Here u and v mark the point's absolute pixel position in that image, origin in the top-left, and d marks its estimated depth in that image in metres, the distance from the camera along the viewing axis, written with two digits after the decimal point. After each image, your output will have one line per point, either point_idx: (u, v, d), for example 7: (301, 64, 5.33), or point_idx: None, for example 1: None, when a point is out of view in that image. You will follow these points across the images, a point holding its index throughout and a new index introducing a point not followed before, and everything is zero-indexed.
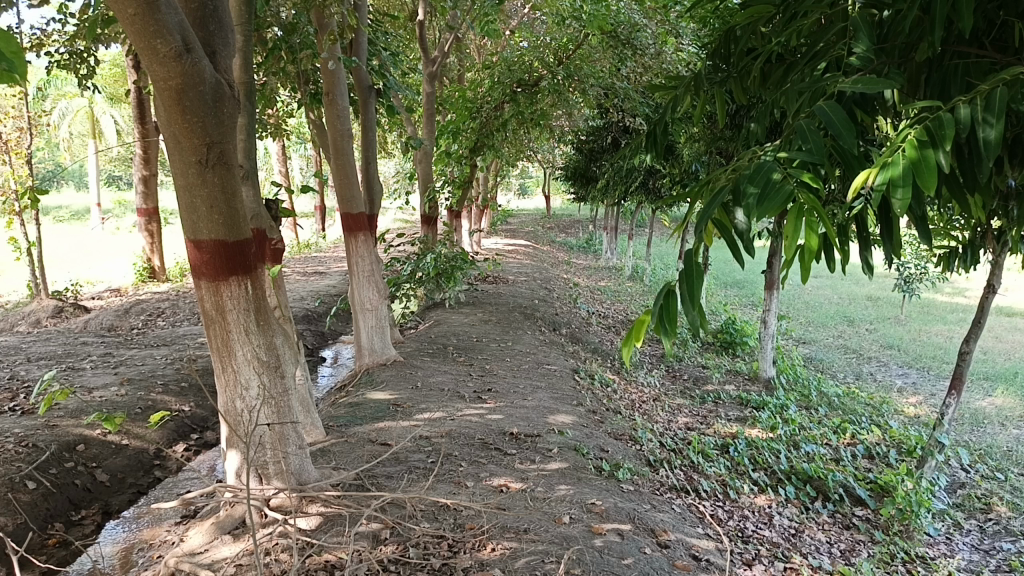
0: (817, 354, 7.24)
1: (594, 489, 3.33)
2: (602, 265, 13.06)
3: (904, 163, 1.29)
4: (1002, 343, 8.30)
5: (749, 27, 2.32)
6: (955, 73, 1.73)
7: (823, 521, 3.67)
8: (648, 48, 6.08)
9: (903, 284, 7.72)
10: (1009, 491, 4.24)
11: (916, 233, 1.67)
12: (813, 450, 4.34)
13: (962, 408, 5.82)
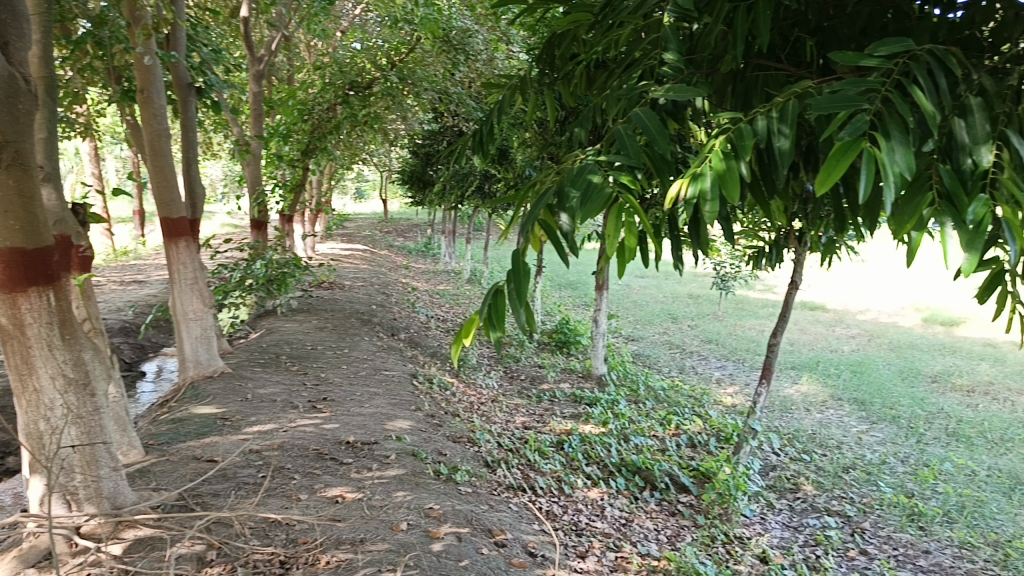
0: (644, 350, 7.58)
1: (432, 493, 3.32)
2: (440, 269, 13.09)
3: (712, 173, 1.36)
4: (806, 335, 9.04)
5: (570, 35, 2.38)
6: (756, 84, 1.85)
7: (651, 510, 3.85)
8: (480, 54, 6.29)
9: (721, 281, 8.23)
10: (814, 471, 4.63)
11: (725, 234, 1.77)
12: (641, 442, 4.54)
13: (773, 395, 6.28)
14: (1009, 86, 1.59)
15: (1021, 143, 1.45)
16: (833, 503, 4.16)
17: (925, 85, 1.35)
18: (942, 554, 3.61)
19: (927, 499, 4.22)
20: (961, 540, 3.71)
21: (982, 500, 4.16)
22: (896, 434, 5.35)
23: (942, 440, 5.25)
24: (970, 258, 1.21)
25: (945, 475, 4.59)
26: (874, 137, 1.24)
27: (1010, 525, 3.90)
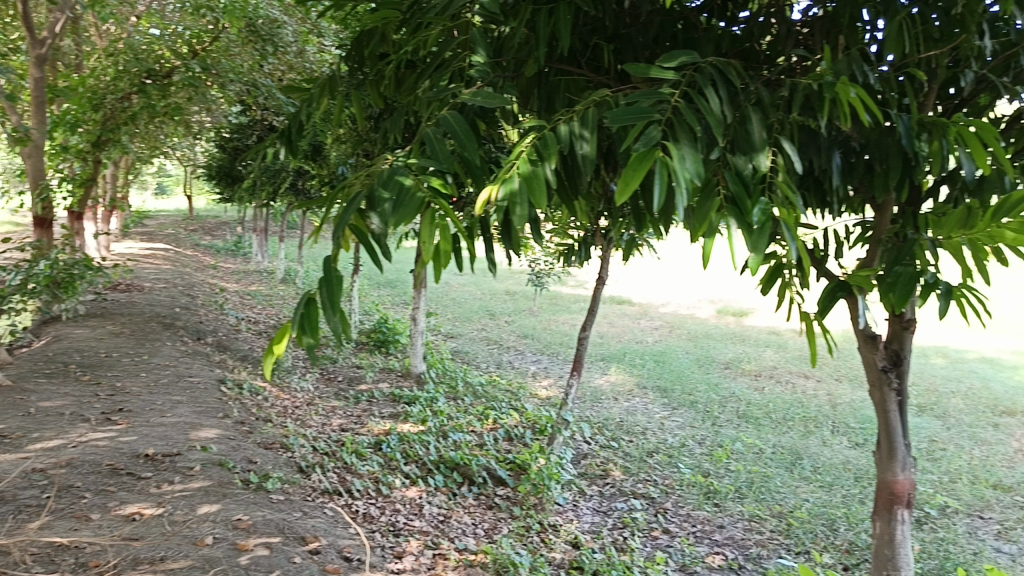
0: (462, 347, 7.64)
1: (241, 504, 3.18)
2: (251, 269, 12.56)
3: (519, 177, 1.38)
4: (615, 328, 9.49)
5: (378, 33, 2.31)
6: (558, 88, 1.92)
7: (469, 505, 3.89)
8: (289, 45, 6.22)
9: (535, 278, 8.46)
10: (621, 457, 4.86)
11: (534, 233, 1.81)
12: (459, 438, 4.57)
13: (584, 386, 6.54)
14: (783, 96, 1.74)
15: (792, 149, 1.59)
16: (639, 486, 4.39)
17: (709, 95, 1.45)
18: (734, 528, 3.91)
19: (721, 476, 4.55)
20: (751, 513, 4.03)
21: (767, 475, 4.55)
22: (694, 419, 5.74)
23: (734, 422, 5.68)
24: (761, 246, 1.32)
25: (737, 454, 4.98)
26: (666, 146, 1.31)
27: (791, 496, 4.28)
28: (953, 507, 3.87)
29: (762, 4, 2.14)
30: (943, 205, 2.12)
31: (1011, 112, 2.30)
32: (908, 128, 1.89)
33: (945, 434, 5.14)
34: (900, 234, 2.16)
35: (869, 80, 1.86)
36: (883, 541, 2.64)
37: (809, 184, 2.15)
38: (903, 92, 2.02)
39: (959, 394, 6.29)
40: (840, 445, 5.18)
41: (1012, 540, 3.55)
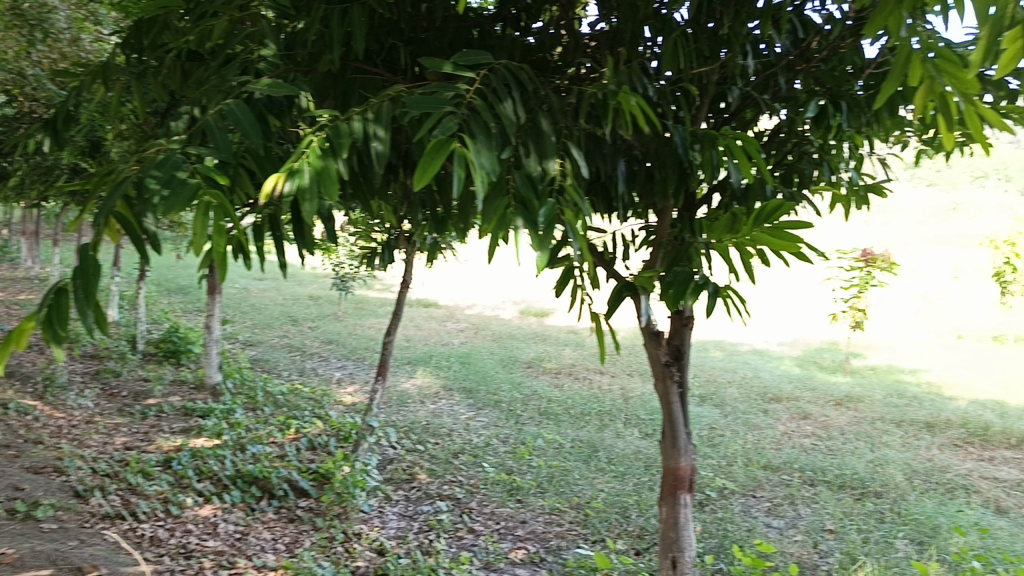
0: (262, 355, 7.34)
1: (4, 537, 2.87)
2: (20, 276, 11.39)
3: (309, 171, 1.34)
4: (421, 331, 9.51)
5: (158, 21, 2.14)
6: (353, 86, 1.86)
7: (268, 519, 3.75)
8: (62, 33, 5.59)
9: (339, 282, 8.28)
10: (427, 460, 4.86)
11: (327, 233, 1.75)
12: (258, 450, 4.38)
13: (390, 391, 6.49)
14: (570, 104, 1.81)
15: (578, 155, 1.66)
16: (444, 488, 4.42)
17: (503, 97, 1.48)
18: (535, 522, 4.04)
19: (524, 473, 4.68)
20: (551, 507, 4.17)
21: (566, 469, 4.72)
22: (498, 418, 5.87)
23: (536, 419, 5.86)
24: (546, 248, 1.38)
25: (538, 450, 5.14)
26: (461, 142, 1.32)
27: (588, 488, 4.47)
28: (730, 489, 4.21)
29: (553, 17, 2.22)
30: (714, 212, 2.29)
31: (771, 126, 2.54)
32: (683, 138, 2.04)
33: (723, 421, 5.59)
34: (677, 237, 2.31)
35: (649, 92, 1.98)
36: (669, 525, 2.83)
37: (597, 189, 2.24)
38: (680, 105, 2.17)
39: (735, 384, 6.86)
40: (632, 436, 5.48)
41: (780, 515, 3.92)
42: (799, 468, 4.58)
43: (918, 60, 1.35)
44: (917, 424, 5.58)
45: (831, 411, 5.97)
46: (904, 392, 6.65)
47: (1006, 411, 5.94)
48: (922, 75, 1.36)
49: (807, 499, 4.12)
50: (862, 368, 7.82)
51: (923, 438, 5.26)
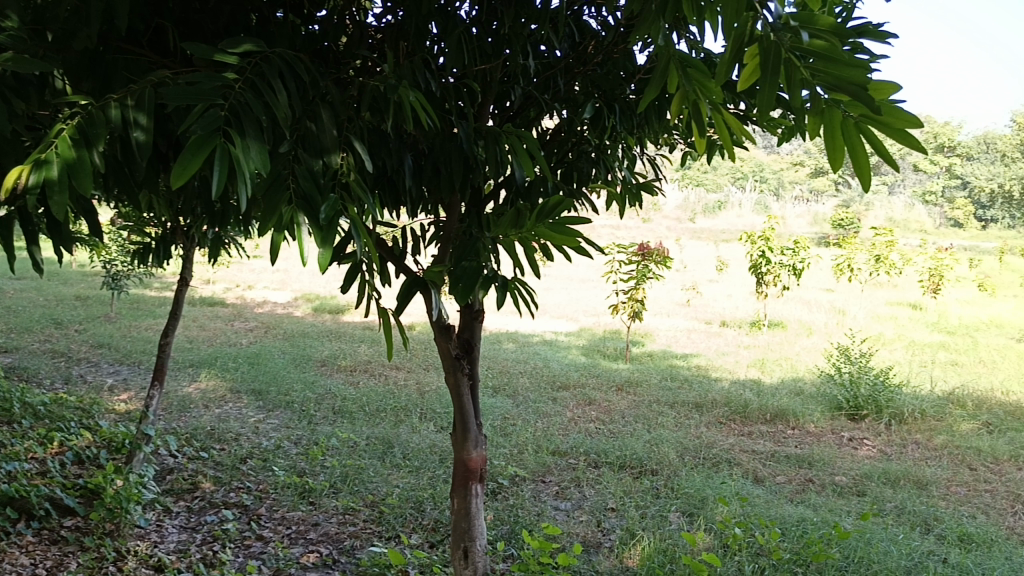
0: (19, 362, 6.62)
1: None
2: None
3: (58, 161, 1.22)
4: (205, 331, 9.00)
5: None
6: (115, 68, 1.71)
7: (27, 543, 3.39)
8: None
9: (110, 281, 7.63)
10: (211, 467, 4.60)
11: (87, 227, 1.60)
12: (14, 468, 3.95)
13: (170, 396, 6.08)
14: (351, 96, 1.76)
15: (361, 149, 1.62)
16: (230, 496, 4.21)
17: (278, 86, 1.42)
18: (328, 523, 3.95)
19: (316, 474, 4.56)
20: (344, 507, 4.10)
21: (360, 468, 4.65)
22: (290, 419, 5.68)
23: (329, 418, 5.74)
24: (328, 244, 1.35)
25: (331, 450, 5.03)
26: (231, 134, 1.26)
27: (382, 485, 4.44)
28: (521, 476, 4.34)
29: (337, 6, 2.15)
30: (500, 208, 2.34)
31: (553, 125, 2.63)
32: (467, 135, 2.06)
33: (515, 410, 5.75)
34: (465, 231, 2.33)
35: (432, 87, 1.98)
36: (461, 515, 2.87)
37: (384, 184, 2.20)
38: (464, 101, 2.18)
39: (526, 373, 7.08)
40: (427, 430, 5.51)
41: (567, 498, 4.10)
42: (584, 452, 4.81)
43: (676, 68, 1.46)
44: (688, 405, 6.05)
45: (613, 397, 6.32)
46: (676, 375, 7.18)
47: (762, 389, 6.58)
48: (679, 82, 1.47)
49: (591, 481, 4.33)
50: (641, 356, 8.34)
51: (692, 418, 5.70)
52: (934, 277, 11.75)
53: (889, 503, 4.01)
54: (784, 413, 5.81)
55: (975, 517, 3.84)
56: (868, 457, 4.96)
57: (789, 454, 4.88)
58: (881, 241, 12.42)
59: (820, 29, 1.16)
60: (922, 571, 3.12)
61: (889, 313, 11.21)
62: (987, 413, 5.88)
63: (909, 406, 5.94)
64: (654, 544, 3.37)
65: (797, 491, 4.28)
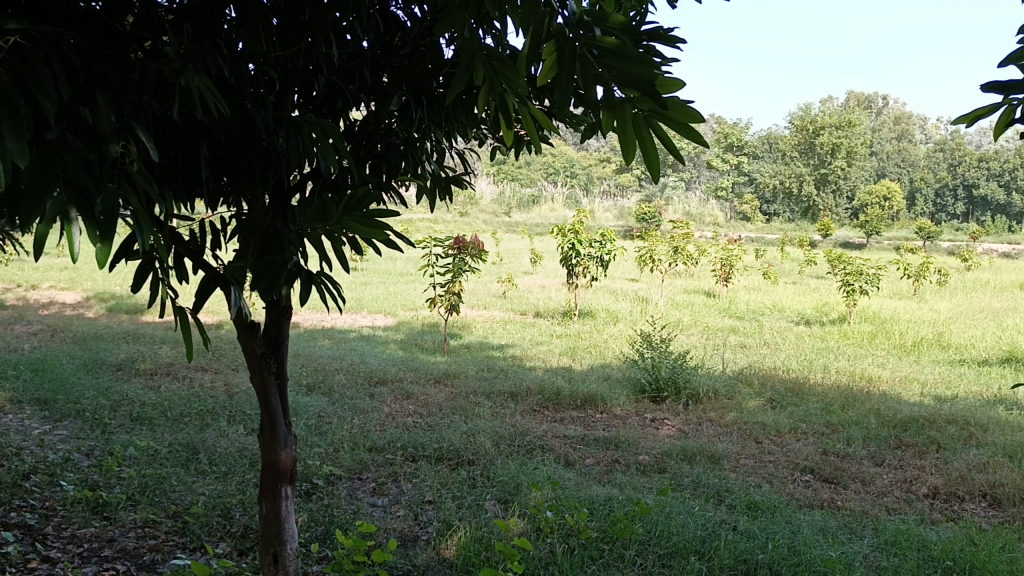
0: None
1: None
2: None
3: None
4: None
5: None
6: None
7: None
8: None
9: None
10: None
11: None
12: None
13: None
14: (132, 79, 1.62)
15: (145, 136, 1.51)
16: (10, 516, 3.82)
17: (44, 67, 1.29)
18: (126, 538, 3.68)
19: (111, 487, 4.23)
20: (144, 519, 3.83)
21: (161, 477, 4.36)
22: (81, 429, 5.24)
23: (126, 427, 5.34)
24: (106, 242, 1.25)
25: (128, 460, 4.67)
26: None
27: (187, 493, 4.19)
28: (336, 475, 4.25)
29: None
30: (306, 200, 2.26)
31: (361, 117, 2.57)
32: (266, 124, 1.96)
33: (330, 408, 5.62)
34: (268, 225, 2.23)
35: (226, 73, 1.87)
36: (269, 519, 2.77)
37: (176, 174, 2.05)
38: (264, 89, 2.07)
39: (341, 370, 6.93)
40: (236, 434, 5.27)
41: (384, 494, 4.07)
42: (401, 447, 4.78)
43: (482, 61, 1.46)
44: (503, 394, 6.17)
45: (430, 390, 6.33)
46: (492, 366, 7.30)
47: (573, 376, 6.84)
48: (485, 76, 1.47)
49: (408, 475, 4.32)
50: (458, 348, 8.41)
51: (507, 407, 5.82)
52: (726, 266, 12.70)
53: (686, 477, 4.30)
54: (593, 398, 6.08)
55: (760, 486, 4.19)
56: (668, 436, 5.28)
57: (598, 437, 5.11)
58: (679, 234, 13.26)
59: (612, 27, 1.20)
60: (714, 539, 3.35)
61: (687, 301, 11.99)
62: (770, 390, 6.44)
63: (704, 386, 6.39)
64: (470, 533, 3.42)
65: (605, 471, 4.48)
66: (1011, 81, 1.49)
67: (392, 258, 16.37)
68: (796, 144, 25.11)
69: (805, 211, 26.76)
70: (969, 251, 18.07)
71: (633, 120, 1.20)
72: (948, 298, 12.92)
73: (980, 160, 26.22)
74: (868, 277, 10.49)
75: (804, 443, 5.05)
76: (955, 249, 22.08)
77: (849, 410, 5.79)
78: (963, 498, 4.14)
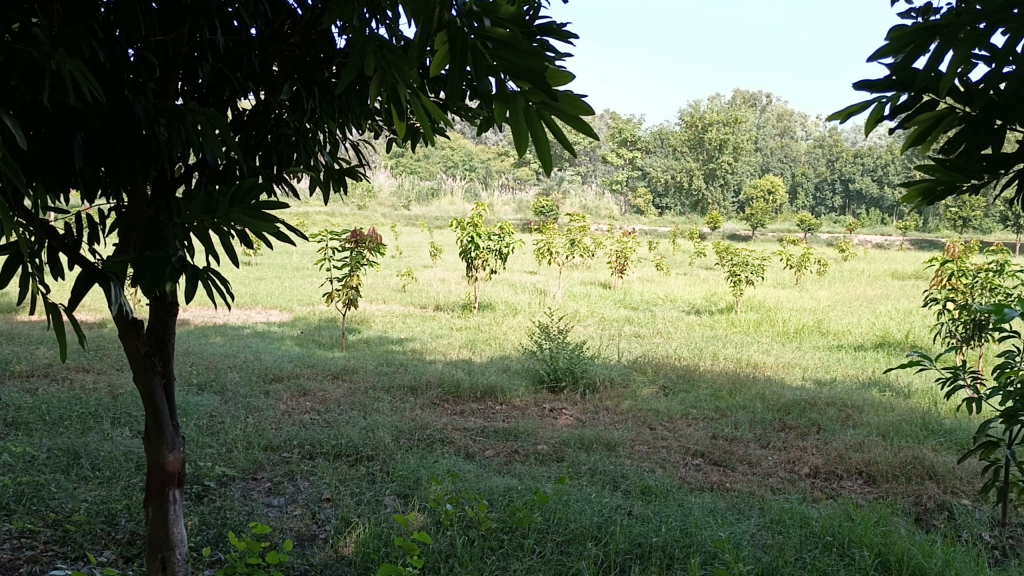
0: None
1: None
2: None
3: None
4: None
5: None
6: None
7: None
8: None
9: None
10: None
11: None
12: None
13: None
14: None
15: (9, 123, 1.41)
16: None
17: None
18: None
19: None
20: (21, 529, 3.61)
21: (39, 484, 4.12)
22: None
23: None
24: None
25: (2, 468, 4.40)
26: None
27: (67, 500, 3.97)
28: (229, 475, 4.13)
29: None
30: (190, 191, 2.17)
31: (250, 106, 2.49)
32: (146, 112, 1.87)
33: (223, 407, 5.44)
34: (151, 217, 2.13)
35: (101, 58, 1.77)
36: (156, 525, 2.66)
37: (49, 164, 1.93)
38: (144, 75, 1.97)
39: (235, 368, 6.72)
40: (121, 436, 5.04)
41: (280, 493, 3.97)
42: (298, 445, 4.68)
43: (373, 51, 1.43)
44: (403, 388, 6.13)
45: (328, 385, 6.22)
46: (391, 360, 7.23)
47: (473, 368, 6.85)
48: (377, 65, 1.44)
49: (306, 473, 4.23)
50: (356, 343, 8.29)
51: (407, 401, 5.78)
52: (621, 258, 12.98)
53: (583, 465, 4.38)
54: (493, 390, 6.11)
55: (654, 472, 4.31)
56: (567, 425, 5.37)
57: (497, 429, 5.14)
58: (576, 227, 13.47)
59: (502, 19, 1.19)
60: (610, 524, 3.43)
61: (584, 292, 12.20)
62: (663, 377, 6.64)
63: (600, 375, 6.53)
64: (369, 529, 3.38)
65: (504, 462, 4.52)
66: (879, 79, 1.57)
67: (287, 253, 15.97)
68: (687, 139, 25.88)
69: (696, 204, 27.64)
70: (845, 242, 19.10)
71: (525, 110, 1.22)
72: (827, 286, 13.61)
73: (856, 157, 27.69)
74: (754, 267, 10.95)
75: (695, 428, 5.22)
76: (833, 241, 23.29)
77: (737, 395, 6.03)
78: (841, 476, 4.38)
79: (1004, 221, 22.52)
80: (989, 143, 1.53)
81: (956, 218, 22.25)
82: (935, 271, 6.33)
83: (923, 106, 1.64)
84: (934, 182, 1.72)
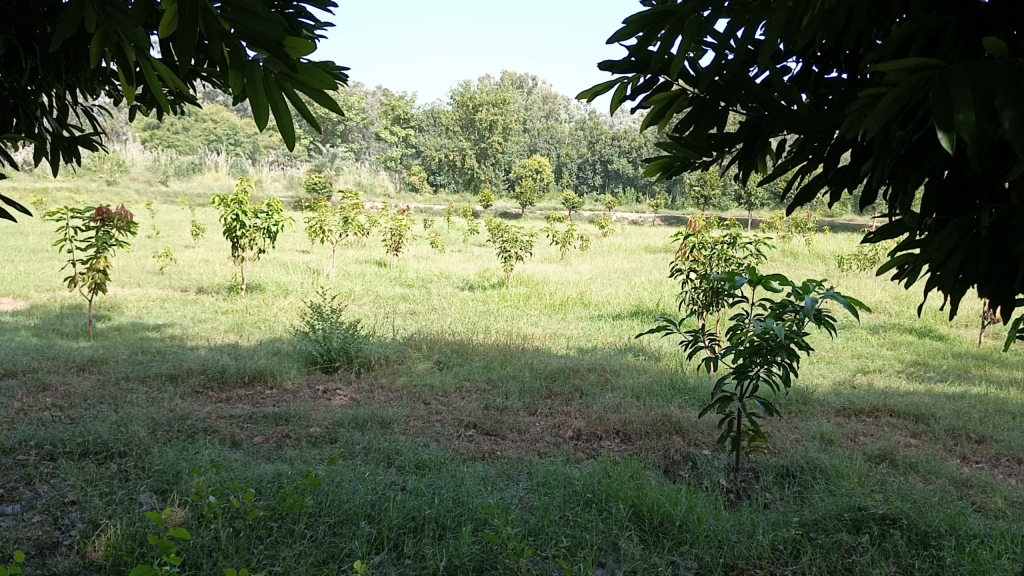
0: None
1: None
2: None
3: None
4: None
5: None
6: None
7: None
8: None
9: None
10: None
11: None
12: None
13: None
14: None
15: None
16: None
17: None
18: None
19: None
20: None
21: None
22: None
23: None
24: None
25: None
26: None
27: None
28: None
29: None
30: None
31: None
32: None
33: None
34: None
35: None
36: None
37: None
38: None
39: None
40: None
41: (15, 500, 3.56)
42: (35, 446, 4.20)
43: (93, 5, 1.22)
44: (160, 377, 5.72)
45: (72, 379, 5.65)
46: (148, 348, 6.71)
47: (239, 353, 6.52)
48: (97, 22, 1.23)
49: (45, 476, 3.82)
50: (106, 331, 7.60)
51: (165, 391, 5.39)
52: (395, 236, 12.92)
53: (357, 445, 4.33)
54: (261, 374, 5.88)
55: (427, 446, 4.34)
56: (340, 406, 5.27)
57: (266, 414, 4.94)
58: (348, 205, 13.23)
59: None
60: (384, 501, 3.42)
61: (358, 271, 12.01)
62: (437, 352, 6.73)
63: (375, 353, 6.47)
64: (120, 530, 3.11)
65: (273, 448, 4.35)
66: (619, 61, 1.66)
67: (21, 233, 14.26)
68: (459, 118, 26.21)
69: (469, 182, 28.13)
70: (605, 219, 20.37)
71: (264, 81, 1.15)
72: (589, 261, 14.46)
73: (613, 138, 29.48)
74: (523, 244, 11.34)
75: (468, 401, 5.34)
76: (594, 217, 24.74)
77: (507, 366, 6.24)
78: (600, 436, 4.67)
79: (739, 200, 25.08)
80: (714, 123, 1.69)
81: (699, 196, 24.47)
82: (681, 244, 6.90)
83: (659, 87, 1.72)
84: (671, 157, 1.85)
